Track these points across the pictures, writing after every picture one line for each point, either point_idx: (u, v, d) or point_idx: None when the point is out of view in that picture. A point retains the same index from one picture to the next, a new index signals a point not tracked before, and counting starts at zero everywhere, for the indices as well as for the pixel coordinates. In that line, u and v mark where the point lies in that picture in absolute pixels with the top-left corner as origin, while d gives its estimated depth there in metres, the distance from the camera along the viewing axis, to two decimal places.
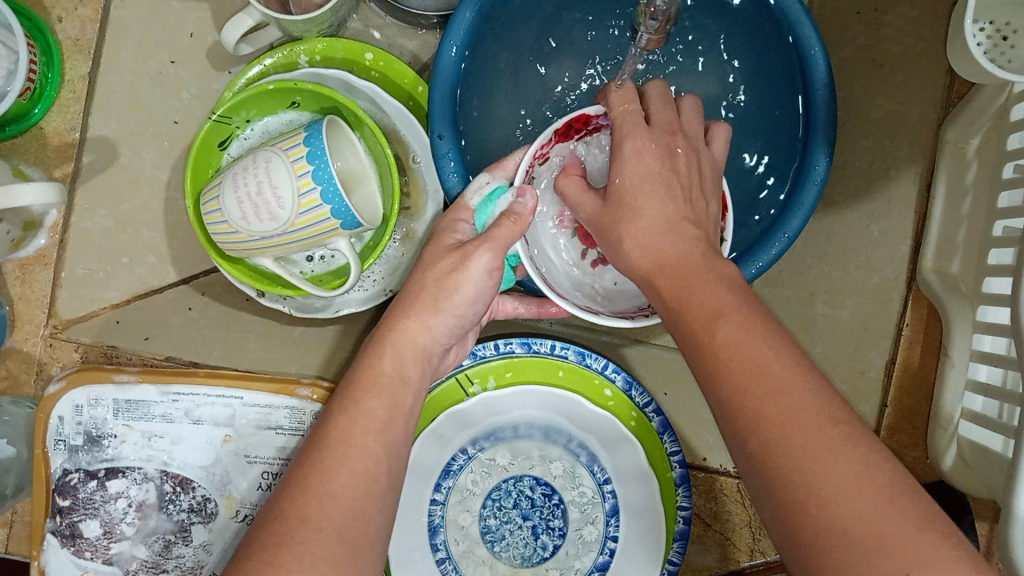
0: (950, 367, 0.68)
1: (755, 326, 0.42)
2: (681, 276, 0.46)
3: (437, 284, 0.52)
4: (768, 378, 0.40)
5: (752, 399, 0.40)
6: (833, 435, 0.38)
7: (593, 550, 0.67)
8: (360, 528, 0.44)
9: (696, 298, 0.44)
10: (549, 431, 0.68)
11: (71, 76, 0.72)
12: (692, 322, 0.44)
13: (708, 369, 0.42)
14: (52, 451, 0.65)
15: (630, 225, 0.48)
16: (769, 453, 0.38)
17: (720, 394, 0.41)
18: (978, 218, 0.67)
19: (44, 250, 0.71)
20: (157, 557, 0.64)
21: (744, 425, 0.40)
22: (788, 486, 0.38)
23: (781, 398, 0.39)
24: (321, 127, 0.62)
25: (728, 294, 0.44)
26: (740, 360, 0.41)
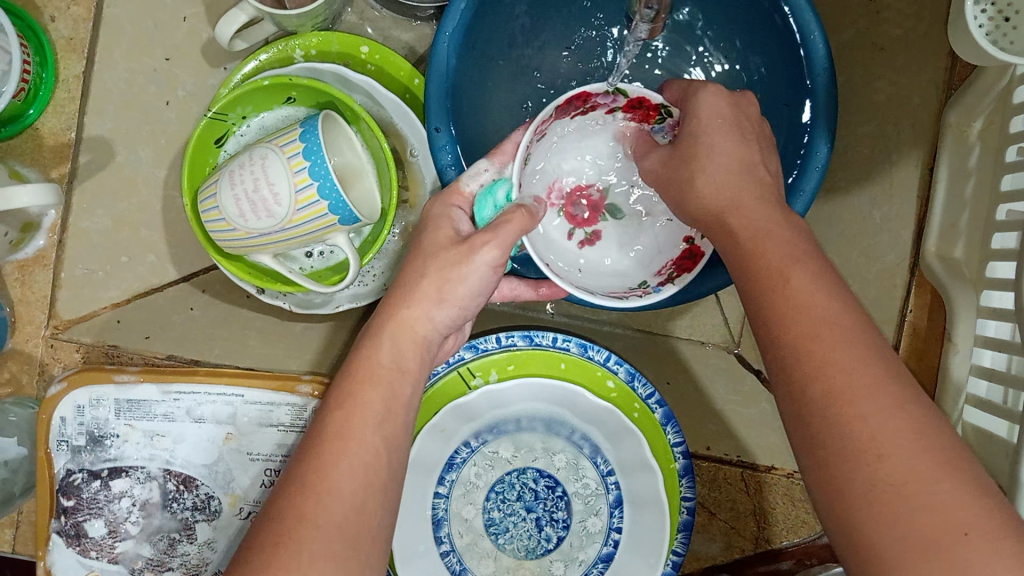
0: (953, 352, 0.68)
1: (827, 279, 0.42)
2: (753, 227, 0.45)
3: (439, 275, 0.52)
4: (835, 329, 0.40)
5: (819, 345, 0.40)
6: (891, 388, 0.38)
7: (596, 542, 0.67)
8: (364, 524, 0.44)
9: (767, 248, 0.44)
10: (552, 423, 0.68)
11: (66, 76, 0.71)
12: (763, 265, 0.43)
13: (772, 312, 0.42)
14: (55, 453, 0.65)
15: (703, 166, 0.48)
16: (826, 410, 0.39)
17: (780, 334, 0.41)
18: (982, 203, 0.66)
19: (43, 250, 0.71)
20: (162, 556, 0.65)
21: (806, 371, 0.40)
22: (846, 434, 0.38)
23: (848, 348, 0.39)
24: (317, 122, 0.62)
25: (797, 245, 0.44)
26: (809, 309, 0.41)
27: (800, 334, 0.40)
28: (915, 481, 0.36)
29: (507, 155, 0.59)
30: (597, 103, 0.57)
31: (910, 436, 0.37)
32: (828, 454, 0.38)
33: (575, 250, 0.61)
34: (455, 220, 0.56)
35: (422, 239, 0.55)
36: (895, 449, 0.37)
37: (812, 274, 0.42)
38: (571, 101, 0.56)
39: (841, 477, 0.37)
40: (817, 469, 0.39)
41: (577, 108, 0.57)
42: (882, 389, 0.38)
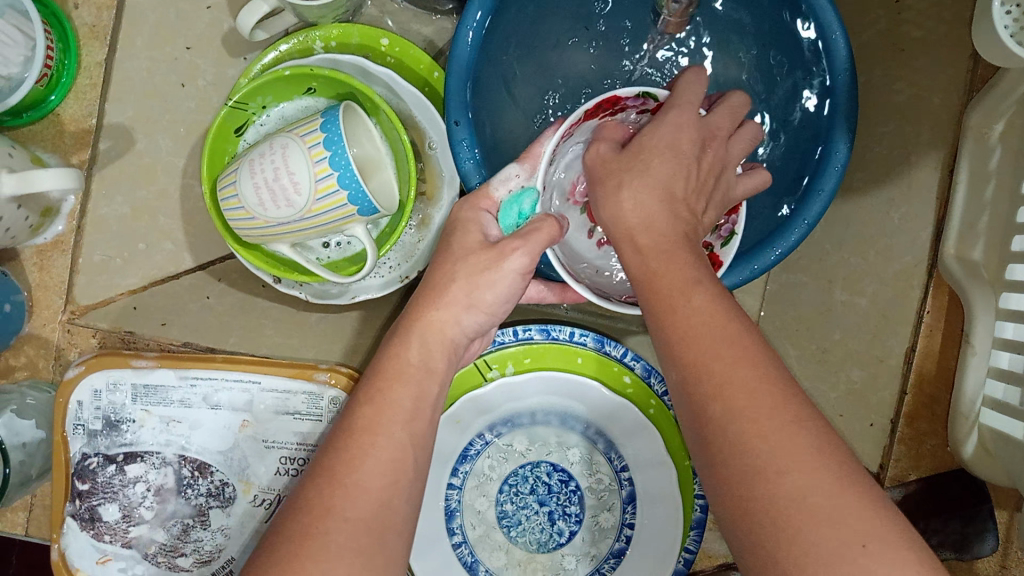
0: (971, 355, 0.67)
1: (726, 304, 0.41)
2: (660, 245, 0.44)
3: (469, 279, 0.51)
4: (735, 348, 0.39)
5: (717, 366, 0.39)
6: (789, 406, 0.38)
7: (609, 538, 0.67)
8: (388, 518, 0.44)
9: (667, 269, 0.43)
10: (566, 418, 0.67)
11: (87, 63, 0.72)
12: (665, 286, 0.42)
13: (675, 333, 0.41)
14: (71, 436, 0.65)
15: (633, 180, 0.46)
16: (731, 428, 0.38)
17: (683, 356, 0.40)
18: (1001, 205, 0.66)
19: (62, 236, 0.71)
20: (176, 541, 0.65)
21: (706, 391, 0.39)
22: (746, 452, 0.37)
23: (738, 371, 0.39)
24: (338, 112, 0.62)
25: (701, 269, 0.43)
26: (706, 331, 0.40)
27: (702, 356, 0.40)
28: (819, 504, 0.35)
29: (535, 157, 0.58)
30: (625, 107, 0.57)
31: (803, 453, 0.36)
32: (731, 473, 0.38)
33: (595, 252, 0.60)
34: (483, 223, 0.56)
35: (451, 240, 0.55)
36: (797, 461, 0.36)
37: (708, 295, 0.42)
38: (602, 105, 0.56)
39: (743, 497, 0.37)
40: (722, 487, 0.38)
41: (606, 112, 0.57)
42: (775, 411, 0.38)
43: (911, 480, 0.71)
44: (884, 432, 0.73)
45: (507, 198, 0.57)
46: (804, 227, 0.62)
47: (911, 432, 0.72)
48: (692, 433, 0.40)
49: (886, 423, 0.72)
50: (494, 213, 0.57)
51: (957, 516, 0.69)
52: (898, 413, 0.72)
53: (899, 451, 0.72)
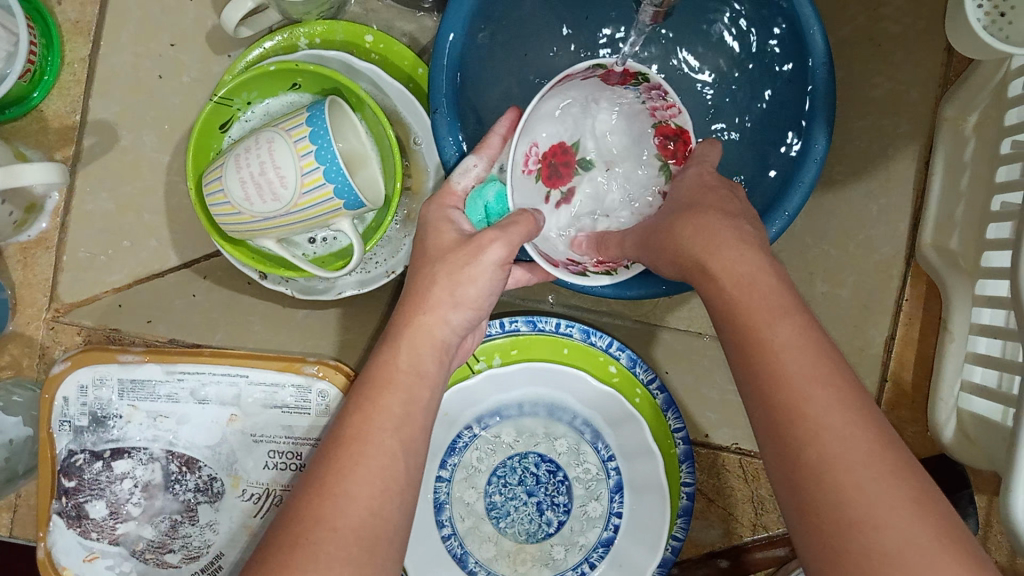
0: (950, 340, 0.69)
1: (813, 335, 0.43)
2: (741, 280, 0.45)
3: (450, 278, 0.52)
4: (827, 390, 0.41)
5: (813, 406, 0.40)
6: (883, 457, 0.39)
7: (597, 527, 0.67)
8: (378, 527, 0.44)
9: (747, 303, 0.44)
10: (553, 408, 0.68)
11: (71, 59, 0.71)
12: (752, 320, 0.44)
13: (762, 368, 0.42)
14: (57, 433, 0.65)
15: (691, 218, 0.49)
16: (825, 470, 0.39)
17: (775, 393, 0.41)
18: (976, 193, 0.67)
19: (46, 233, 0.71)
20: (164, 537, 0.64)
21: (802, 433, 0.40)
22: (843, 500, 0.38)
23: (838, 412, 0.40)
24: (323, 106, 0.62)
25: (788, 298, 0.44)
26: (796, 366, 0.41)
27: (794, 394, 0.41)
28: (912, 553, 0.36)
29: (493, 149, 0.58)
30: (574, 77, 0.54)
31: (903, 500, 0.37)
32: (826, 517, 0.38)
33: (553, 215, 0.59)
34: (454, 221, 0.56)
35: (426, 244, 0.55)
36: (903, 507, 0.37)
37: (792, 326, 0.43)
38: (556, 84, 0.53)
39: (829, 544, 0.38)
40: (809, 531, 0.39)
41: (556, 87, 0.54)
42: (877, 455, 0.39)
43: None
44: None
45: (472, 193, 0.59)
46: (785, 218, 0.63)
47: (893, 418, 0.73)
48: (778, 472, 0.41)
49: None
50: (466, 211, 0.60)
51: None
52: (880, 401, 0.74)
53: None
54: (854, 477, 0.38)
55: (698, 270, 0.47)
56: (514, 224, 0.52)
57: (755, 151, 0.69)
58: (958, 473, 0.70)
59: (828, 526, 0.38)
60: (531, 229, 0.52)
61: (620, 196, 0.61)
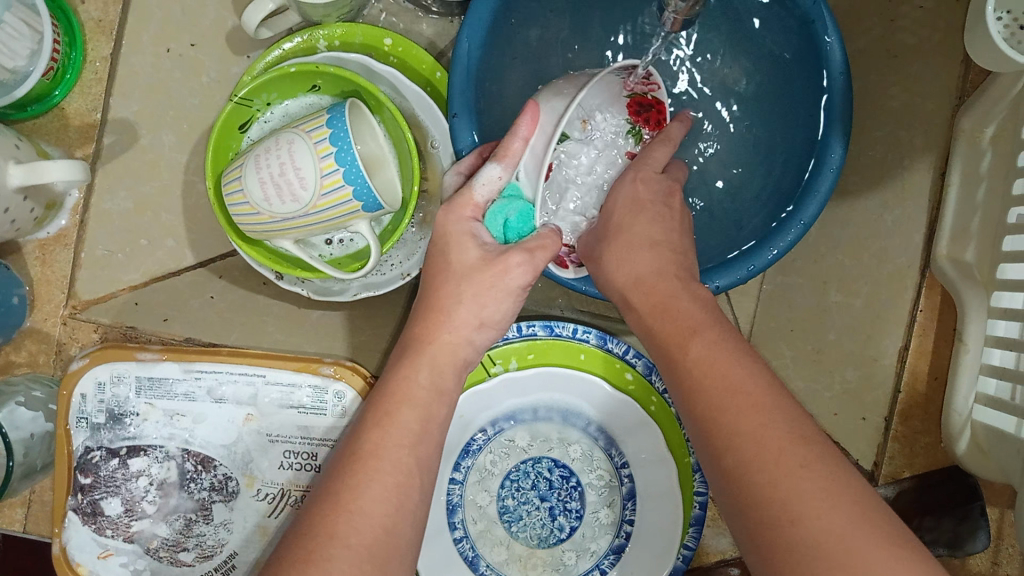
0: (964, 352, 0.69)
1: (728, 349, 0.47)
2: (661, 300, 0.50)
3: (476, 299, 0.51)
4: (739, 396, 0.44)
5: (729, 410, 0.44)
6: (796, 450, 0.41)
7: (608, 533, 0.67)
8: (392, 547, 0.44)
9: (669, 321, 0.49)
10: (568, 414, 0.68)
11: (94, 58, 0.72)
12: (673, 344, 0.49)
13: (687, 390, 0.47)
14: (74, 429, 0.65)
15: (623, 247, 0.53)
16: (741, 468, 0.42)
17: (698, 410, 0.45)
18: (992, 207, 0.67)
19: (65, 230, 0.71)
20: (178, 536, 0.64)
21: (720, 441, 0.44)
22: (760, 497, 0.41)
23: (751, 415, 0.43)
24: (344, 108, 0.63)
25: (702, 317, 0.49)
26: (711, 374, 0.46)
27: (711, 407, 0.45)
28: (833, 542, 0.38)
29: (516, 154, 0.52)
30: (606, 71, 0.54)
31: (817, 488, 0.40)
32: (752, 514, 0.41)
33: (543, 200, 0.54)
34: (477, 234, 0.52)
35: (448, 258, 0.52)
36: (819, 491, 0.40)
37: (710, 337, 0.48)
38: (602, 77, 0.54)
39: (759, 535, 0.41)
40: (744, 531, 0.42)
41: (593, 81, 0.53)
42: (792, 448, 0.41)
43: (905, 478, 0.72)
44: (878, 430, 0.74)
45: (491, 208, 0.53)
46: (800, 227, 0.63)
47: (905, 430, 0.73)
48: (716, 481, 0.44)
49: (879, 421, 0.74)
50: (487, 232, 0.53)
51: (950, 514, 0.70)
52: (892, 411, 0.73)
53: (894, 448, 0.73)
54: (768, 471, 0.41)
55: (633, 290, 0.52)
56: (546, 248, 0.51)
57: (771, 161, 0.70)
58: (971, 487, 0.71)
59: (757, 525, 0.41)
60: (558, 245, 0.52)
61: (591, 171, 0.57)
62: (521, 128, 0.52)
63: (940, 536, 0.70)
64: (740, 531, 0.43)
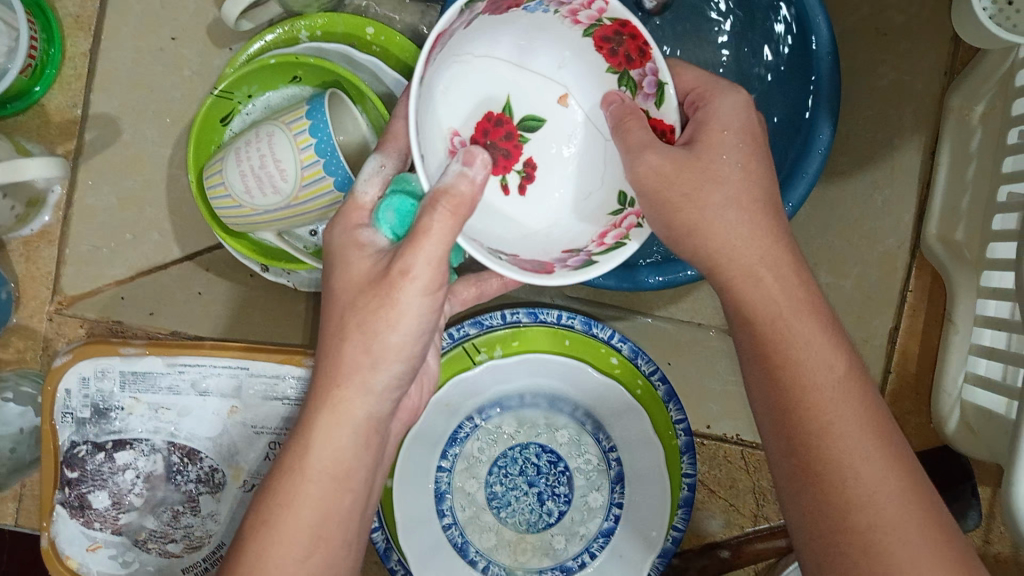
0: (953, 332, 0.69)
1: (849, 376, 0.46)
2: (793, 305, 0.47)
3: (365, 330, 0.45)
4: (860, 433, 0.45)
5: (848, 447, 0.44)
6: (913, 501, 0.44)
7: (598, 517, 0.67)
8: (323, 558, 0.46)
9: (788, 335, 0.46)
10: (554, 400, 0.69)
11: (73, 53, 0.72)
12: (792, 353, 0.46)
13: (802, 406, 0.46)
14: (60, 425, 0.65)
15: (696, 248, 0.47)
16: (853, 509, 0.43)
17: (812, 431, 0.45)
18: (983, 185, 0.67)
19: (49, 226, 0.71)
20: (166, 527, 0.65)
21: (833, 474, 0.44)
22: (873, 542, 0.43)
23: (869, 457, 0.44)
24: (323, 99, 0.62)
25: (822, 328, 0.47)
26: (852, 428, 0.45)
27: (829, 438, 0.45)
28: None
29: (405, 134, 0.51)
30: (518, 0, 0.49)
31: (931, 543, 0.43)
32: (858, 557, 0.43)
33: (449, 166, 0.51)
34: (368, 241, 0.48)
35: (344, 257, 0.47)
36: (933, 546, 0.43)
37: (843, 374, 0.46)
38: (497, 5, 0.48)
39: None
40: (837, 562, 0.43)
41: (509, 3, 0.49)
42: (910, 499, 0.44)
43: None
44: None
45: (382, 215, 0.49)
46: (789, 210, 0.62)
47: (895, 411, 0.73)
48: (806, 505, 0.45)
49: None
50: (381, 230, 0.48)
51: (942, 493, 0.70)
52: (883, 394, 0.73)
53: None
54: (887, 519, 0.43)
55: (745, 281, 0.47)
56: (427, 233, 0.43)
57: None
58: (961, 466, 0.71)
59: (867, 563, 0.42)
60: (461, 209, 0.43)
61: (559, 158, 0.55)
62: (402, 107, 0.52)
63: None
64: (834, 555, 0.44)
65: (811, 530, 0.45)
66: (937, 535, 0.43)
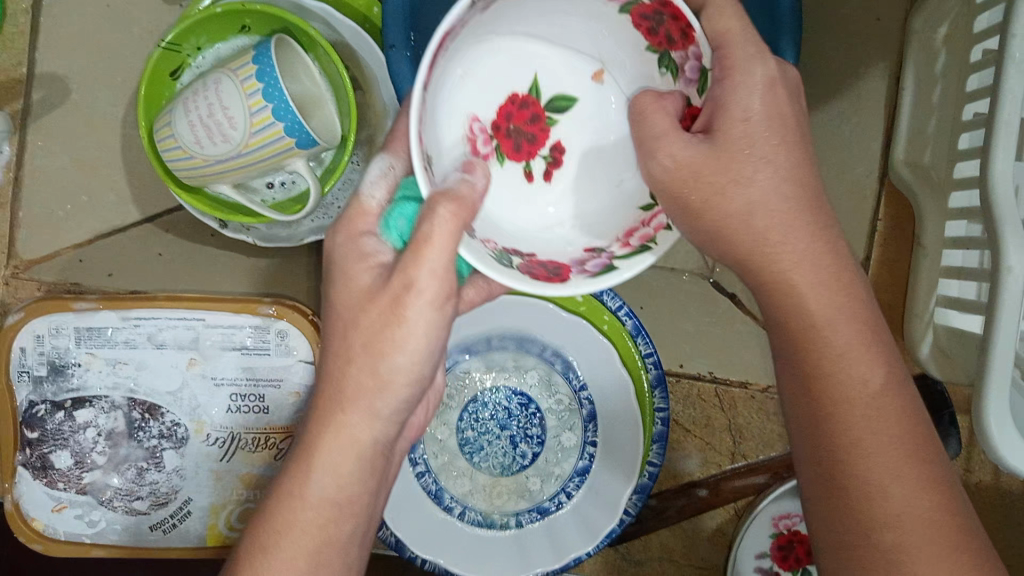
0: (923, 256, 0.68)
1: (873, 356, 0.44)
2: (814, 279, 0.44)
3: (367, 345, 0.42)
4: (878, 416, 0.43)
5: (864, 429, 0.43)
6: (928, 489, 0.43)
7: (571, 457, 0.67)
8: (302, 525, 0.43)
9: (805, 310, 0.44)
10: (523, 341, 0.67)
11: (14, 10, 0.70)
12: (812, 330, 0.44)
13: (818, 383, 0.44)
14: (16, 385, 0.64)
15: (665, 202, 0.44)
16: (862, 492, 0.43)
17: (825, 411, 0.44)
18: (948, 107, 0.65)
19: (1, 189, 0.70)
20: (131, 485, 0.64)
21: (844, 456, 0.43)
22: (878, 524, 0.42)
23: (886, 441, 0.43)
24: (269, 44, 0.61)
25: (848, 305, 0.44)
26: (869, 442, 0.43)
27: (839, 417, 0.44)
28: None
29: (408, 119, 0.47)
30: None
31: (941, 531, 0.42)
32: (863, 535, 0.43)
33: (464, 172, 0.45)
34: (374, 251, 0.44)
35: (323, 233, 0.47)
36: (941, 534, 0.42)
37: (866, 359, 0.44)
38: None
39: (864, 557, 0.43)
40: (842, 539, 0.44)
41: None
42: (923, 487, 0.43)
43: None
44: None
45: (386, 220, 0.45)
46: None
47: None
48: (815, 481, 0.45)
49: None
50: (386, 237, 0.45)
51: None
52: None
53: None
54: (896, 505, 0.42)
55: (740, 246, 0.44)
56: (430, 241, 0.39)
57: None
58: (940, 395, 0.70)
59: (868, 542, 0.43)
60: (464, 217, 0.39)
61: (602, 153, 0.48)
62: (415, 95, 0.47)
63: None
64: (835, 531, 0.44)
65: (815, 500, 0.45)
66: (947, 523, 0.42)
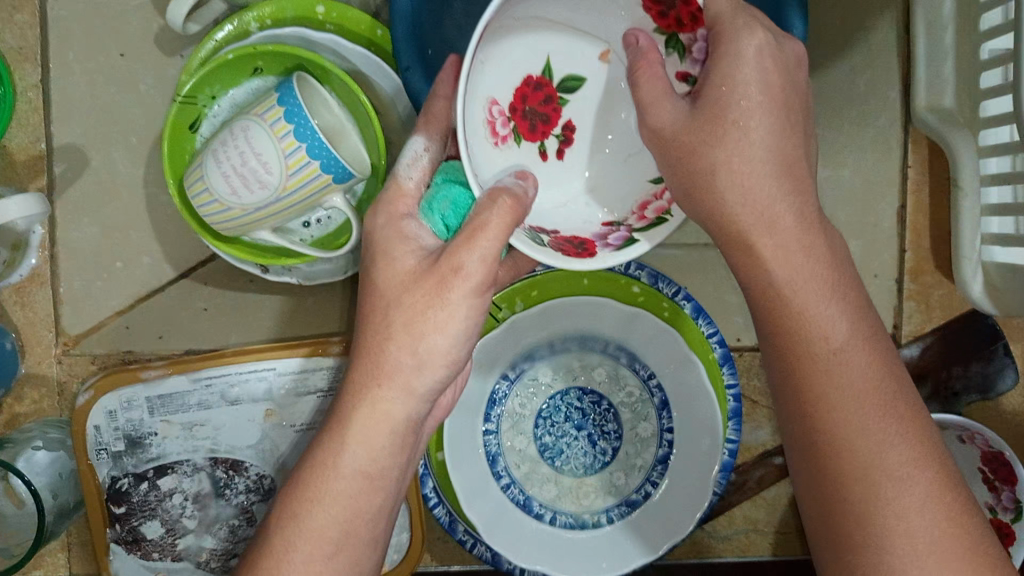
0: (962, 197, 0.68)
1: (862, 339, 0.45)
2: (791, 271, 0.45)
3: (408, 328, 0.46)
4: (872, 398, 0.45)
5: (854, 413, 0.44)
6: (920, 465, 0.44)
7: (652, 446, 0.67)
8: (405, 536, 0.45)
9: (794, 303, 0.46)
10: (585, 340, 0.68)
11: (24, 86, 0.68)
12: (802, 319, 0.46)
13: (806, 368, 0.46)
14: (96, 462, 0.64)
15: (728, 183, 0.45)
16: (858, 475, 0.44)
17: (817, 398, 0.45)
18: (963, 48, 0.66)
19: (37, 269, 0.69)
20: (227, 543, 0.65)
21: (831, 443, 0.45)
22: (878, 503, 0.43)
23: (876, 422, 0.44)
24: (292, 84, 0.60)
25: (832, 293, 0.46)
26: (880, 478, 0.44)
27: (826, 403, 0.45)
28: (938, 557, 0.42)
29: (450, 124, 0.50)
30: None
31: (938, 506, 0.43)
32: (859, 518, 0.44)
33: (499, 158, 0.49)
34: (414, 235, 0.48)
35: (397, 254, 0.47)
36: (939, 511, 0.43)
37: (845, 344, 0.45)
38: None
39: (865, 541, 0.43)
40: (842, 526, 0.44)
41: None
42: (917, 464, 0.44)
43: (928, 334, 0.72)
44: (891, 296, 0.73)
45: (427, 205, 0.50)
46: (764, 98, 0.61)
47: (917, 287, 0.73)
48: (809, 469, 0.46)
49: (891, 284, 0.73)
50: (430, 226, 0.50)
51: (975, 359, 0.72)
52: (902, 271, 0.73)
53: (910, 308, 0.73)
54: (891, 488, 0.43)
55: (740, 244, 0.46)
56: (485, 229, 0.44)
57: None
58: (987, 326, 0.72)
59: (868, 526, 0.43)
60: (518, 215, 0.44)
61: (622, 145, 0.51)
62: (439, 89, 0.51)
63: (971, 382, 0.73)
64: (836, 516, 0.45)
65: (811, 490, 0.46)
66: (943, 498, 0.43)
